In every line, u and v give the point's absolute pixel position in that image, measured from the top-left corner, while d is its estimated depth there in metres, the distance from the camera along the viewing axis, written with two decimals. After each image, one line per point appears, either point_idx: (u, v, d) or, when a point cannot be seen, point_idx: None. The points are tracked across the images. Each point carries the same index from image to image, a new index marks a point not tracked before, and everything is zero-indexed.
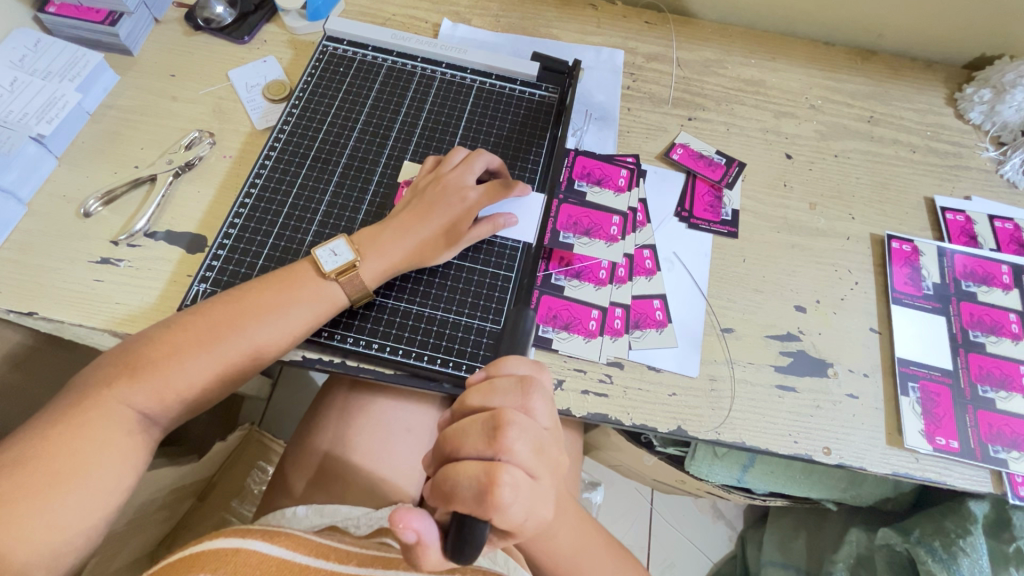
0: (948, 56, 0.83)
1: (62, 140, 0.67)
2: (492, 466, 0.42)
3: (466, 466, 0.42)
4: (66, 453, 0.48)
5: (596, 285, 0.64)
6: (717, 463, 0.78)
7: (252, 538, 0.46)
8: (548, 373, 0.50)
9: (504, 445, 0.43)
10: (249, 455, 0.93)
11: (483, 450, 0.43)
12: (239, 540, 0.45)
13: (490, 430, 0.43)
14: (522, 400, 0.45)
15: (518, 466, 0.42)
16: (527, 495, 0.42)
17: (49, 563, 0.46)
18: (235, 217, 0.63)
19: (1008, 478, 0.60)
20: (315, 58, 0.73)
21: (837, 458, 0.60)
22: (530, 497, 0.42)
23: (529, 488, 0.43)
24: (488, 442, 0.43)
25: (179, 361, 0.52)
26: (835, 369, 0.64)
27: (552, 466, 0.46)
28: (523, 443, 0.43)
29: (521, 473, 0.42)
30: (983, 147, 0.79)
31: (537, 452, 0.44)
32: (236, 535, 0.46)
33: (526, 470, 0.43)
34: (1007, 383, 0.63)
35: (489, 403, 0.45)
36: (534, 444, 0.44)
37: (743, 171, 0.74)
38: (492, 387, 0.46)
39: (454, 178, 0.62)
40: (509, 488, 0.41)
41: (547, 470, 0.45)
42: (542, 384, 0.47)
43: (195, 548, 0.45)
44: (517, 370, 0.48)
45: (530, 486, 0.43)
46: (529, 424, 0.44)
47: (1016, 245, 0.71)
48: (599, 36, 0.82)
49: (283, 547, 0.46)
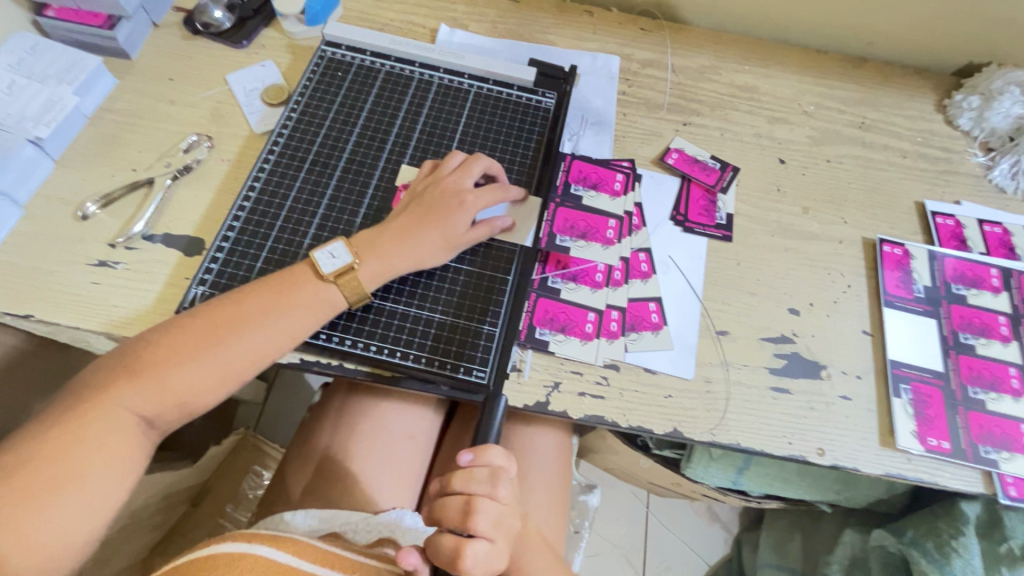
0: (937, 63, 0.84)
1: (60, 143, 0.67)
2: (461, 543, 0.50)
3: (442, 537, 0.51)
4: (63, 456, 0.48)
5: (593, 288, 0.65)
6: (713, 465, 0.78)
7: (257, 543, 0.46)
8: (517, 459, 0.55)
9: (472, 526, 0.51)
10: (243, 461, 0.93)
11: (457, 527, 0.52)
12: (245, 544, 0.45)
13: (464, 509, 0.52)
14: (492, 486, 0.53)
15: (482, 543, 0.51)
16: (487, 562, 0.51)
17: (45, 566, 0.46)
18: (233, 220, 0.63)
19: (998, 478, 0.61)
20: (314, 63, 0.73)
21: (831, 459, 0.61)
22: (490, 564, 0.51)
23: (490, 558, 0.51)
24: (461, 521, 0.52)
25: (179, 363, 0.52)
26: (828, 371, 0.65)
27: (512, 532, 0.54)
28: (486, 522, 0.51)
29: (484, 548, 0.51)
30: (972, 152, 0.80)
31: (498, 525, 0.52)
32: (242, 539, 0.46)
33: (489, 545, 0.51)
34: (997, 385, 0.64)
35: (465, 488, 0.53)
36: (496, 521, 0.52)
37: (737, 175, 0.75)
38: (470, 473, 0.53)
39: (452, 182, 0.63)
40: (472, 559, 0.50)
41: (507, 537, 0.53)
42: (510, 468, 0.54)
43: (202, 551, 0.45)
44: (492, 461, 0.53)
45: (492, 556, 0.51)
46: (495, 507, 0.52)
47: (1005, 249, 0.72)
48: (595, 42, 0.83)
49: (287, 553, 0.46)
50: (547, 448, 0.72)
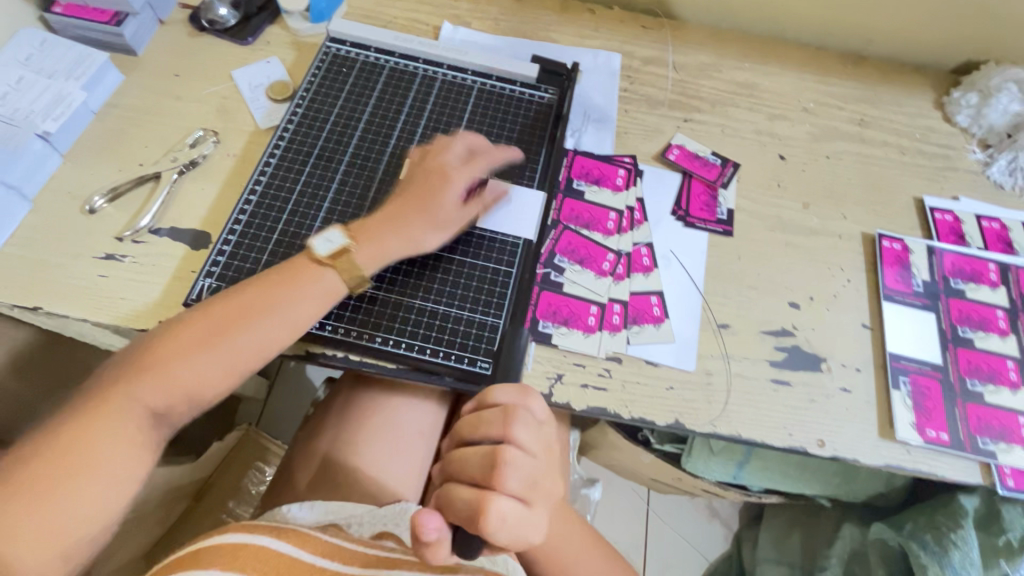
0: (935, 60, 0.85)
1: (67, 138, 0.68)
2: (483, 494, 0.44)
3: (462, 490, 0.45)
4: (75, 447, 0.48)
5: (597, 274, 0.66)
6: (713, 460, 0.81)
7: (259, 534, 0.47)
8: (537, 396, 0.51)
9: (499, 481, 0.45)
10: (246, 456, 0.94)
11: (480, 480, 0.46)
12: (245, 535, 0.47)
13: (490, 461, 0.46)
14: (507, 429, 0.47)
15: (512, 501, 0.45)
16: (517, 525, 0.44)
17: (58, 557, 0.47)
18: (240, 213, 0.64)
19: (996, 469, 0.62)
20: (319, 59, 0.74)
21: (831, 450, 0.62)
22: (521, 529, 0.45)
23: (521, 520, 0.45)
24: (483, 469, 0.46)
25: (185, 356, 0.53)
26: (828, 364, 0.65)
27: (548, 496, 0.48)
28: (514, 475, 0.45)
29: (515, 508, 0.44)
30: (970, 149, 0.81)
31: (531, 485, 0.46)
32: (243, 530, 0.48)
33: (517, 502, 0.45)
34: (995, 377, 0.65)
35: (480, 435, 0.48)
36: (524, 475, 0.46)
37: (737, 171, 0.76)
38: (484, 421, 0.48)
39: (437, 161, 0.65)
40: (501, 512, 0.44)
41: (543, 502, 0.47)
42: (530, 412, 0.49)
43: (203, 543, 0.46)
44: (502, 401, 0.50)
45: (524, 520, 0.45)
46: (523, 458, 0.46)
47: (1003, 244, 0.73)
48: (597, 39, 0.84)
49: (289, 543, 0.48)
50: None
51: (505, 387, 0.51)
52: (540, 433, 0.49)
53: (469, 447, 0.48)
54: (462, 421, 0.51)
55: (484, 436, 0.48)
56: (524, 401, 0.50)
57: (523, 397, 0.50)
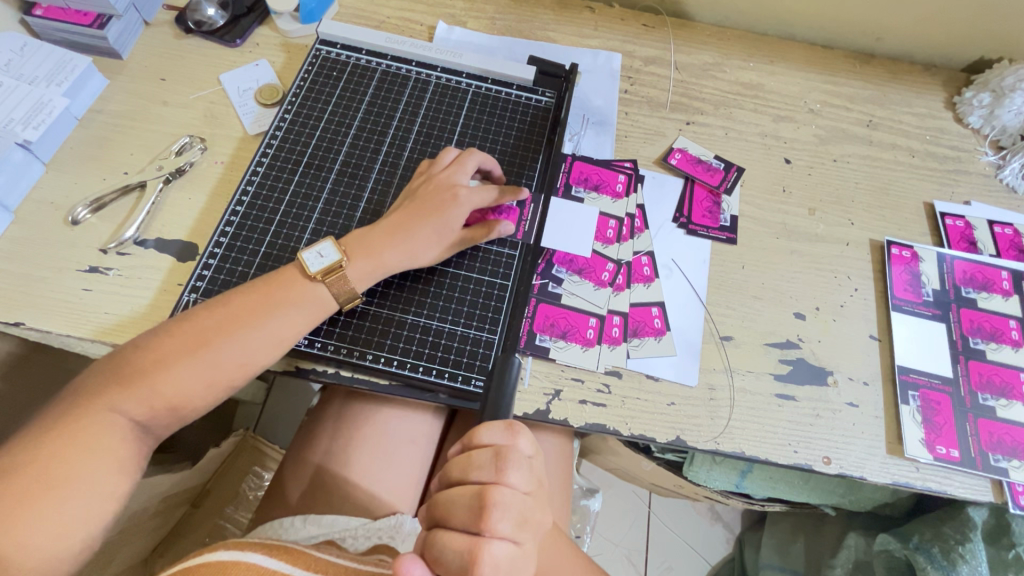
0: (947, 59, 0.82)
1: (49, 146, 0.66)
2: (473, 541, 0.43)
3: (451, 538, 0.44)
4: (59, 461, 0.47)
5: (597, 286, 0.64)
6: (715, 469, 0.77)
7: (250, 551, 0.44)
8: (524, 426, 0.48)
9: (488, 525, 0.43)
10: (243, 462, 0.91)
11: (469, 526, 0.44)
12: (238, 552, 0.44)
13: (479, 505, 0.44)
14: (497, 474, 0.45)
15: (503, 543, 0.44)
16: (510, 568, 0.44)
17: (43, 567, 0.45)
18: (226, 225, 0.62)
19: (1008, 487, 0.60)
20: (308, 62, 0.72)
21: (837, 467, 0.60)
22: (511, 570, 0.44)
23: (513, 561, 0.44)
24: (474, 518, 0.44)
25: (156, 371, 0.51)
26: (835, 378, 0.63)
27: (539, 529, 0.47)
28: (504, 517, 0.44)
29: (507, 550, 0.44)
30: (982, 151, 0.78)
31: (522, 525, 0.45)
32: (236, 547, 0.45)
33: (507, 544, 0.44)
34: (1007, 391, 0.63)
35: (468, 478, 0.46)
36: (515, 516, 0.44)
37: (741, 176, 0.73)
38: (470, 461, 0.46)
39: (446, 177, 0.62)
40: (491, 562, 0.43)
41: (534, 536, 0.46)
42: (521, 450, 0.46)
43: (194, 560, 0.44)
44: (492, 442, 0.46)
45: (514, 560, 0.44)
46: (514, 499, 0.45)
47: (1017, 251, 0.71)
48: (597, 39, 0.81)
49: (282, 560, 0.44)
50: (548, 453, 0.70)
51: (492, 423, 0.47)
52: (531, 469, 0.47)
53: (457, 489, 0.45)
54: (450, 458, 0.48)
55: (474, 479, 0.46)
56: (514, 439, 0.46)
57: (511, 434, 0.47)
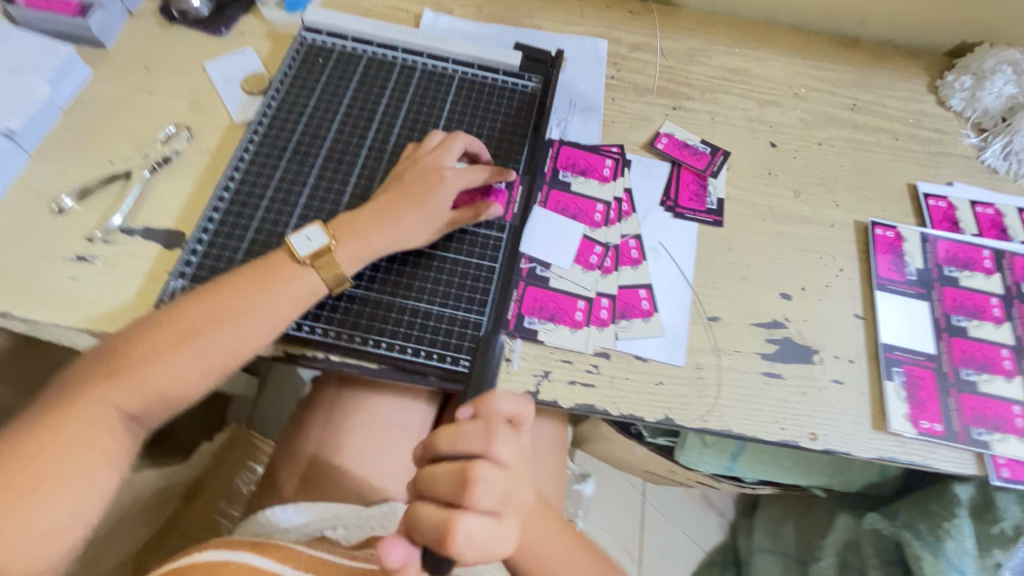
0: (929, 43, 0.83)
1: (33, 136, 0.65)
2: (451, 515, 0.43)
3: (427, 508, 0.44)
4: (48, 454, 0.47)
5: (585, 269, 0.65)
6: (706, 453, 0.79)
7: (241, 550, 0.45)
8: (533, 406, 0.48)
9: (469, 499, 0.43)
10: (235, 458, 0.87)
11: (450, 498, 0.44)
12: (227, 552, 0.45)
13: (462, 480, 0.44)
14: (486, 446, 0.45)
15: (480, 517, 0.44)
16: (485, 541, 0.44)
17: (28, 555, 0.45)
18: (213, 211, 0.62)
19: (991, 460, 0.60)
20: (293, 50, 0.72)
21: (823, 443, 0.60)
22: (490, 542, 0.44)
23: (489, 535, 0.44)
24: (456, 491, 0.44)
25: (145, 361, 0.51)
26: (820, 355, 0.64)
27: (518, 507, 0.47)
28: (486, 493, 0.43)
29: (484, 524, 0.44)
30: (964, 133, 0.79)
31: (503, 500, 0.45)
32: (225, 546, 0.46)
33: (487, 519, 0.44)
34: (989, 366, 0.64)
35: (456, 449, 0.45)
36: (497, 491, 0.44)
37: (727, 160, 0.74)
38: (457, 433, 0.46)
39: (432, 160, 0.63)
40: (467, 535, 0.43)
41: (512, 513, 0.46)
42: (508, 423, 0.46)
43: (186, 559, 0.45)
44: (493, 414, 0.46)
45: (492, 532, 0.44)
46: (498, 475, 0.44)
47: (997, 230, 0.72)
48: (583, 26, 0.82)
49: (272, 560, 0.45)
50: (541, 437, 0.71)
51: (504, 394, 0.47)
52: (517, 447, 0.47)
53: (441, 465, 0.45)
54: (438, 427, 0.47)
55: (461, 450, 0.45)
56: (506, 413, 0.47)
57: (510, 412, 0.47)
